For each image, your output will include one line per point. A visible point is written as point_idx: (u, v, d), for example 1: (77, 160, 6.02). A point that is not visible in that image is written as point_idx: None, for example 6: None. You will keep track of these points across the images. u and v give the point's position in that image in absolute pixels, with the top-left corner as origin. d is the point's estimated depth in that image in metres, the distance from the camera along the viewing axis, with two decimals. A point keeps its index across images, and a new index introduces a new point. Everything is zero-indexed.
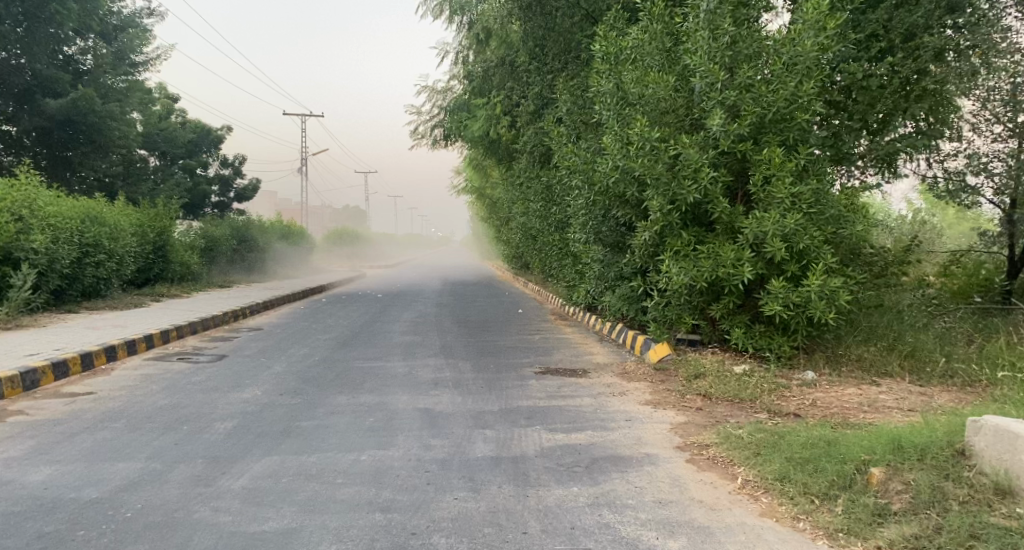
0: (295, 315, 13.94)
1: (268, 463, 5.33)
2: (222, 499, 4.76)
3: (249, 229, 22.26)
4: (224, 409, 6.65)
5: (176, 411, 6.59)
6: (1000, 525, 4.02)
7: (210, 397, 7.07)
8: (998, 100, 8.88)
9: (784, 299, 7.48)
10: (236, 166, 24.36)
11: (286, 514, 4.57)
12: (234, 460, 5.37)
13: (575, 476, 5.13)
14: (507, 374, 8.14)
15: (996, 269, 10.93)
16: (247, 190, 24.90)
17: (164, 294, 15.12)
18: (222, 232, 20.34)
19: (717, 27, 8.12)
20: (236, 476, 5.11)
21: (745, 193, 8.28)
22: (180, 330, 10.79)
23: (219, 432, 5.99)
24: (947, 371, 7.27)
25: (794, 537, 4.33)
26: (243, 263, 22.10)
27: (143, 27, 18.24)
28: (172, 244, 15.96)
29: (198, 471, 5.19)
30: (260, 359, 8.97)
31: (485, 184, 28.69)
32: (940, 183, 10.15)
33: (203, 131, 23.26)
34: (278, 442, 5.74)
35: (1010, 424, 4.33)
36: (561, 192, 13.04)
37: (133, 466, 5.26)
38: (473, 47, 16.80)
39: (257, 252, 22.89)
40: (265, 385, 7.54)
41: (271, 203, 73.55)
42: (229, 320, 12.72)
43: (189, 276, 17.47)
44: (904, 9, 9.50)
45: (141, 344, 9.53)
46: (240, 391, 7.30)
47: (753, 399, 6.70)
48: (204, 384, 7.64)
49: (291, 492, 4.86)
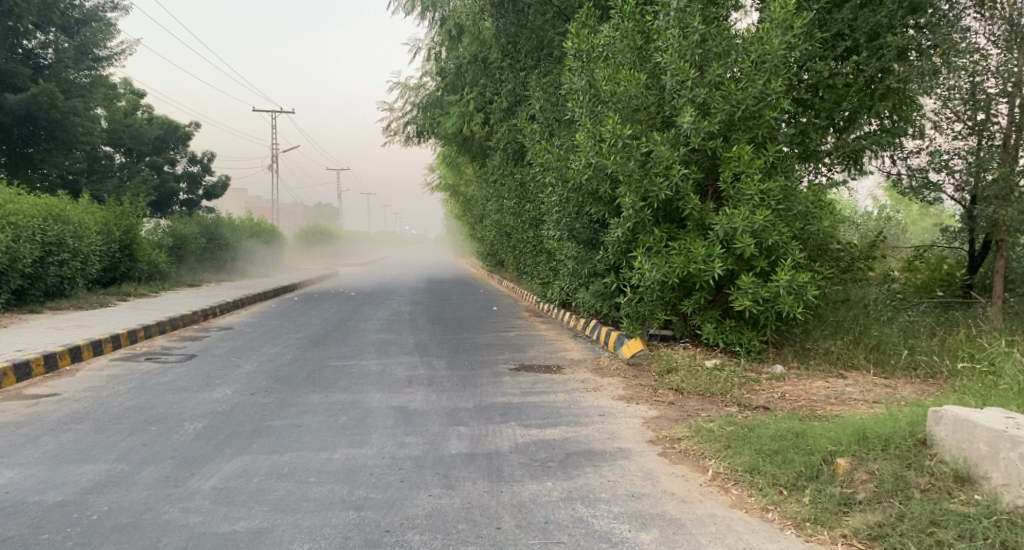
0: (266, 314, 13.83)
1: (239, 463, 5.33)
2: (192, 499, 4.76)
3: (219, 227, 22.06)
4: (193, 410, 6.61)
5: (143, 412, 6.56)
6: (960, 512, 4.14)
7: (179, 397, 7.04)
8: (958, 100, 8.97)
9: (753, 294, 7.59)
10: (205, 163, 24.06)
11: (257, 514, 4.58)
12: (204, 461, 5.37)
13: (549, 471, 5.21)
14: (482, 371, 8.18)
15: (957, 264, 11.12)
16: (216, 187, 24.67)
17: (132, 294, 14.94)
18: (191, 230, 20.07)
19: (686, 26, 8.25)
20: (206, 476, 5.11)
21: (715, 189, 8.43)
22: (147, 330, 10.70)
23: (189, 432, 5.98)
24: (911, 363, 7.45)
25: (763, 527, 4.43)
26: (213, 260, 21.89)
27: (106, 20, 17.72)
28: (139, 242, 15.77)
29: (167, 472, 5.18)
30: (230, 359, 8.92)
31: (460, 183, 28.81)
32: (904, 180, 10.27)
33: (171, 128, 22.78)
34: (250, 442, 5.75)
35: (969, 414, 4.45)
36: (535, 189, 13.08)
37: (101, 468, 5.25)
38: (445, 45, 16.81)
39: (226, 250, 22.69)
40: (235, 385, 7.52)
41: (240, 202, 73.06)
42: (198, 319, 12.60)
43: (157, 275, 17.27)
44: (868, 9, 9.64)
45: (107, 343, 9.46)
46: (210, 391, 7.28)
47: (724, 393, 6.81)
48: (173, 384, 7.59)
49: (262, 492, 4.87)
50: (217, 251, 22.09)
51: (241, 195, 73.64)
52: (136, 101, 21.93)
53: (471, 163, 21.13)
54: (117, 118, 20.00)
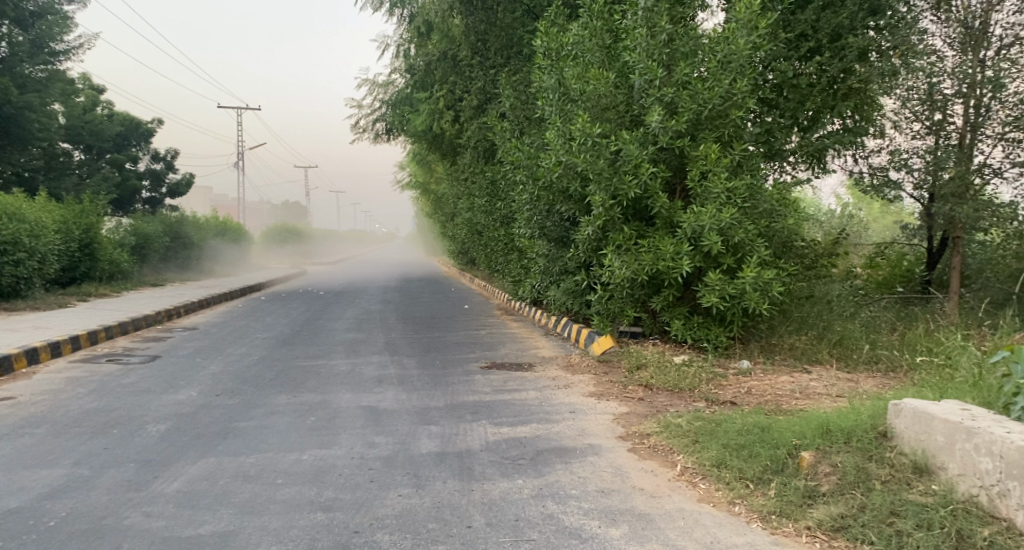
0: (232, 314, 13.71)
1: (204, 466, 5.31)
2: (154, 503, 4.74)
3: (183, 226, 21.78)
4: (156, 412, 6.57)
5: (104, 415, 6.49)
6: (919, 502, 4.25)
7: (142, 400, 6.98)
8: (916, 99, 9.19)
9: (720, 290, 7.70)
10: (168, 161, 23.71)
11: (222, 517, 4.57)
12: (167, 464, 5.34)
13: (520, 468, 5.26)
14: (452, 370, 8.20)
15: (917, 260, 11.35)
16: (180, 185, 24.31)
17: (92, 294, 14.75)
18: (154, 229, 19.78)
19: (654, 25, 8.37)
20: (169, 479, 5.08)
21: (683, 187, 8.54)
22: (108, 330, 10.58)
23: (152, 435, 5.94)
24: (872, 358, 7.66)
25: (729, 520, 4.53)
26: (176, 260, 21.61)
27: (63, 13, 17.39)
28: (99, 241, 15.51)
29: (129, 475, 5.15)
30: (195, 360, 8.86)
31: (430, 181, 28.80)
32: (866, 179, 10.43)
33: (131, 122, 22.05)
34: (215, 444, 5.73)
35: (927, 406, 4.58)
36: (506, 187, 13.13)
37: (58, 473, 5.20)
38: (414, 41, 16.67)
39: (191, 249, 22.45)
40: (201, 386, 7.47)
41: (205, 199, 72.19)
42: (161, 320, 12.46)
43: (119, 275, 17.03)
44: (830, 10, 9.80)
45: (66, 345, 9.33)
46: (174, 392, 7.23)
47: (692, 389, 6.92)
48: (135, 386, 7.53)
49: (228, 494, 4.86)
50: (181, 250, 21.85)
51: (206, 194, 72.89)
52: (95, 97, 21.38)
53: (442, 161, 21.12)
54: (76, 114, 19.63)
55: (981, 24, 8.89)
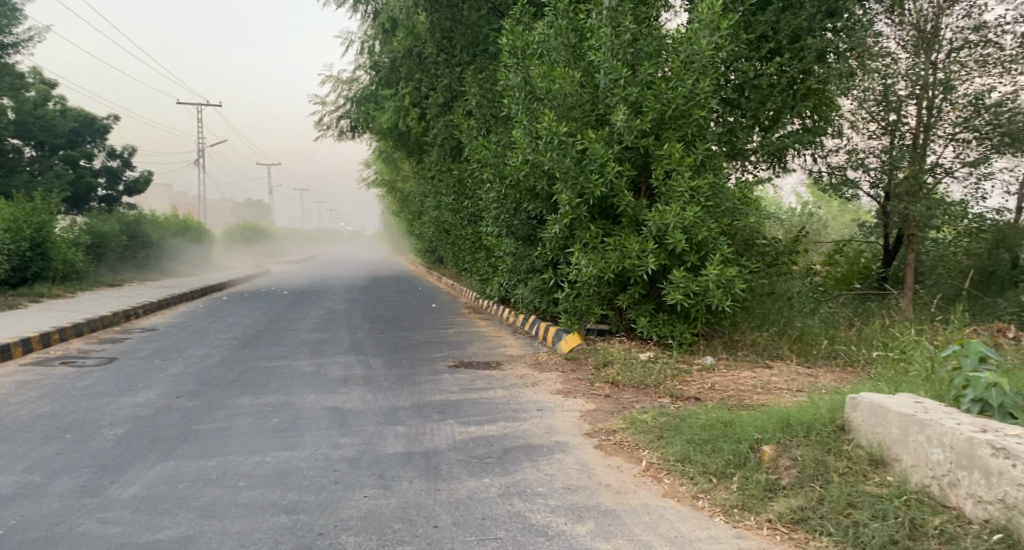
0: (191, 314, 13.56)
1: (162, 469, 5.28)
2: (110, 509, 4.70)
3: (140, 225, 21.45)
4: (112, 415, 6.50)
5: (57, 419, 6.41)
6: (874, 494, 4.36)
7: (98, 403, 6.90)
8: (872, 99, 9.56)
9: (684, 288, 7.80)
10: (124, 157, 23.04)
11: (182, 521, 4.56)
12: (123, 468, 5.30)
13: (487, 467, 5.30)
14: (419, 369, 8.22)
15: (874, 257, 11.69)
16: (138, 182, 23.59)
17: (45, 295, 14.52)
18: (111, 227, 19.44)
19: (618, 25, 8.49)
20: (125, 484, 5.05)
21: (648, 186, 8.64)
22: (62, 331, 10.44)
23: (108, 439, 5.89)
24: (831, 353, 7.85)
25: (692, 514, 4.62)
26: (134, 260, 21.31)
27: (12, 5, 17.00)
28: (52, 240, 15.20)
29: (84, 481, 5.10)
30: (153, 362, 8.76)
31: (398, 180, 28.72)
32: (824, 177, 10.63)
33: (87, 119, 21.36)
34: (175, 447, 5.70)
35: (882, 400, 4.71)
36: (473, 186, 13.18)
37: (10, 479, 5.12)
38: (379, 38, 16.56)
39: (148, 249, 22.14)
40: (159, 388, 7.40)
41: (165, 197, 71.25)
42: (118, 321, 12.29)
43: (73, 275, 16.75)
44: (790, 12, 9.88)
45: (16, 348, 9.17)
46: (132, 395, 7.16)
47: (657, 385, 7.02)
48: (90, 389, 7.44)
49: (188, 498, 4.84)
50: (139, 249, 21.54)
51: (166, 192, 71.96)
52: (47, 91, 20.10)
53: (408, 160, 21.09)
54: (25, 109, 18.96)
55: (932, 28, 9.24)
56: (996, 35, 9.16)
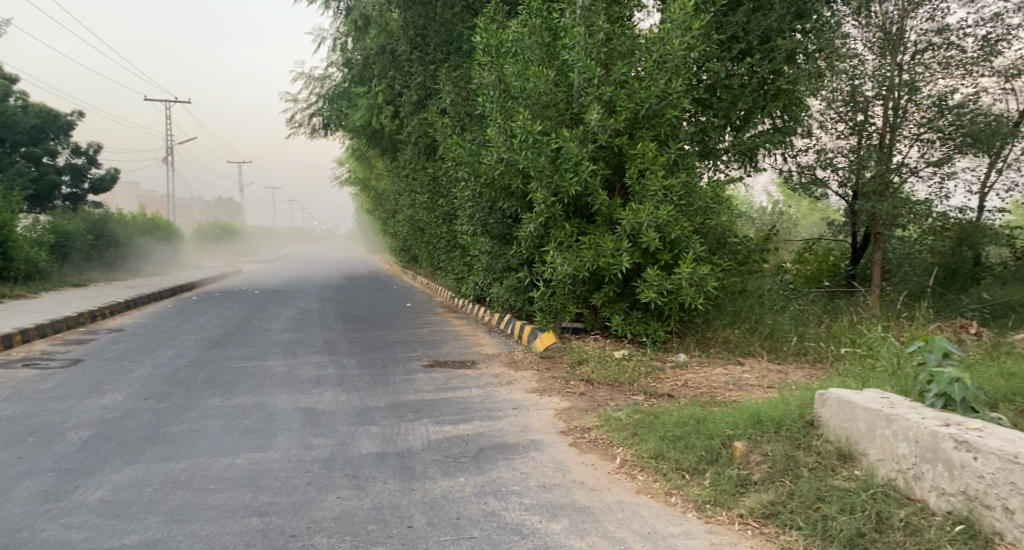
0: (160, 315, 13.42)
1: (129, 473, 5.23)
2: (75, 514, 4.66)
3: (107, 224, 21.17)
4: (78, 418, 6.43)
5: (20, 423, 6.32)
6: (843, 488, 4.44)
7: (63, 405, 6.82)
8: (840, 100, 9.62)
9: (658, 286, 7.85)
10: (90, 155, 22.70)
11: (149, 525, 4.52)
12: (89, 472, 5.25)
13: (461, 466, 5.32)
14: (393, 369, 8.21)
15: (842, 255, 11.94)
16: (104, 180, 23.26)
17: (7, 295, 14.29)
18: (75, 226, 19.16)
19: (592, 24, 8.52)
20: (91, 489, 5.00)
21: (622, 185, 8.69)
22: (25, 332, 10.29)
23: (73, 442, 5.82)
24: (801, 350, 7.96)
25: (666, 511, 4.67)
26: (101, 259, 21.04)
27: None
28: (14, 239, 14.96)
29: (48, 486, 5.04)
30: (120, 363, 8.67)
31: (371, 178, 28.58)
32: (795, 177, 10.75)
33: (51, 116, 21.03)
34: (143, 450, 5.65)
35: (850, 395, 4.79)
36: (447, 184, 13.18)
37: None
38: (352, 35, 16.52)
39: (114, 247, 21.86)
40: (126, 390, 7.32)
41: (133, 196, 70.29)
42: (83, 321, 12.13)
43: (36, 275, 16.49)
44: (760, 13, 10.06)
45: None
46: (98, 397, 7.08)
47: (631, 382, 7.08)
48: (54, 391, 7.34)
49: (157, 502, 4.81)
50: (105, 249, 21.25)
51: (135, 191, 70.99)
52: (8, 87, 19.74)
53: (382, 158, 21.04)
54: None
55: (898, 30, 9.37)
56: (958, 37, 9.41)
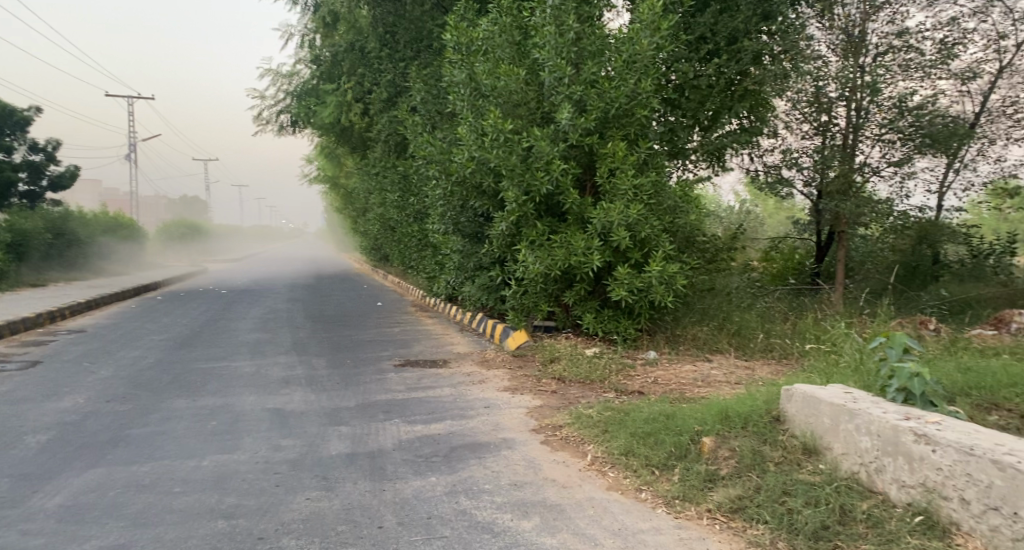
0: (123, 315, 13.25)
1: (90, 477, 5.18)
2: (35, 520, 4.60)
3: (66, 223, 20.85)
4: (36, 422, 6.34)
5: None
6: (807, 481, 4.51)
7: (22, 409, 6.72)
8: (805, 101, 9.73)
9: (629, 284, 7.92)
10: (49, 152, 22.31)
11: (111, 530, 4.49)
12: (48, 477, 5.18)
13: (432, 466, 5.33)
14: (364, 368, 8.20)
15: (806, 254, 12.15)
16: (63, 177, 22.87)
17: None
18: (33, 225, 18.83)
19: (562, 24, 8.56)
20: (50, 494, 4.94)
21: (592, 184, 8.76)
22: None
23: (32, 447, 5.74)
24: (768, 345, 8.08)
25: (635, 507, 4.72)
26: (61, 259, 20.71)
27: None
28: None
29: (5, 491, 4.97)
30: (82, 365, 8.56)
31: (342, 177, 28.44)
32: (761, 176, 10.88)
33: (7, 112, 20.62)
34: (105, 453, 5.59)
35: (816, 390, 4.89)
36: (418, 183, 13.18)
37: None
38: (320, 31, 16.46)
39: (75, 247, 21.52)
40: (87, 393, 7.23)
41: (97, 195, 69.16)
42: (41, 322, 11.94)
43: None
44: (727, 14, 10.19)
45: None
46: (58, 400, 6.99)
47: (602, 380, 7.14)
48: (13, 395, 7.23)
49: (120, 506, 4.77)
50: (65, 248, 20.92)
51: (100, 191, 69.86)
52: None
53: (352, 156, 20.93)
54: None
55: (860, 33, 9.59)
56: (917, 40, 9.60)
